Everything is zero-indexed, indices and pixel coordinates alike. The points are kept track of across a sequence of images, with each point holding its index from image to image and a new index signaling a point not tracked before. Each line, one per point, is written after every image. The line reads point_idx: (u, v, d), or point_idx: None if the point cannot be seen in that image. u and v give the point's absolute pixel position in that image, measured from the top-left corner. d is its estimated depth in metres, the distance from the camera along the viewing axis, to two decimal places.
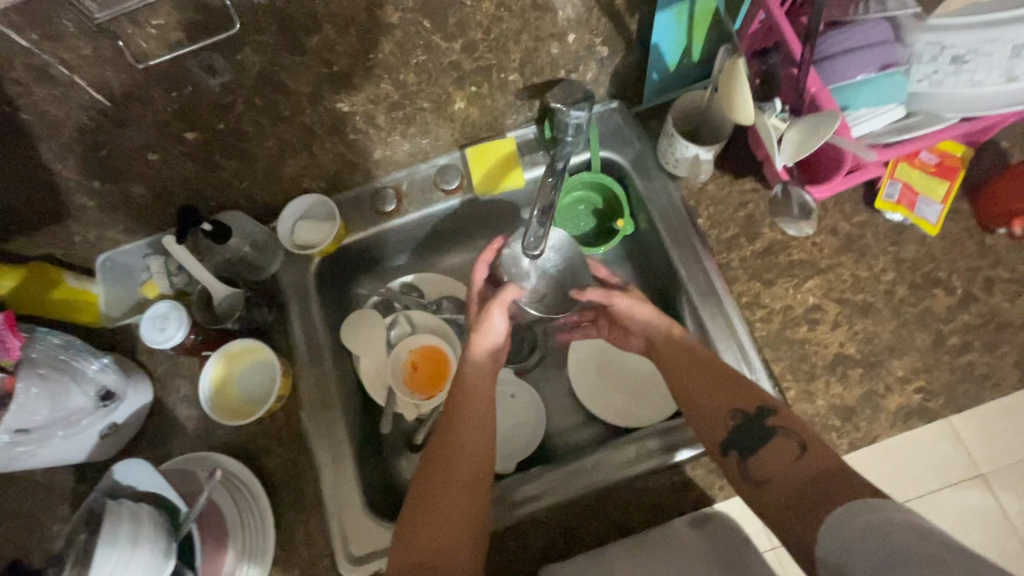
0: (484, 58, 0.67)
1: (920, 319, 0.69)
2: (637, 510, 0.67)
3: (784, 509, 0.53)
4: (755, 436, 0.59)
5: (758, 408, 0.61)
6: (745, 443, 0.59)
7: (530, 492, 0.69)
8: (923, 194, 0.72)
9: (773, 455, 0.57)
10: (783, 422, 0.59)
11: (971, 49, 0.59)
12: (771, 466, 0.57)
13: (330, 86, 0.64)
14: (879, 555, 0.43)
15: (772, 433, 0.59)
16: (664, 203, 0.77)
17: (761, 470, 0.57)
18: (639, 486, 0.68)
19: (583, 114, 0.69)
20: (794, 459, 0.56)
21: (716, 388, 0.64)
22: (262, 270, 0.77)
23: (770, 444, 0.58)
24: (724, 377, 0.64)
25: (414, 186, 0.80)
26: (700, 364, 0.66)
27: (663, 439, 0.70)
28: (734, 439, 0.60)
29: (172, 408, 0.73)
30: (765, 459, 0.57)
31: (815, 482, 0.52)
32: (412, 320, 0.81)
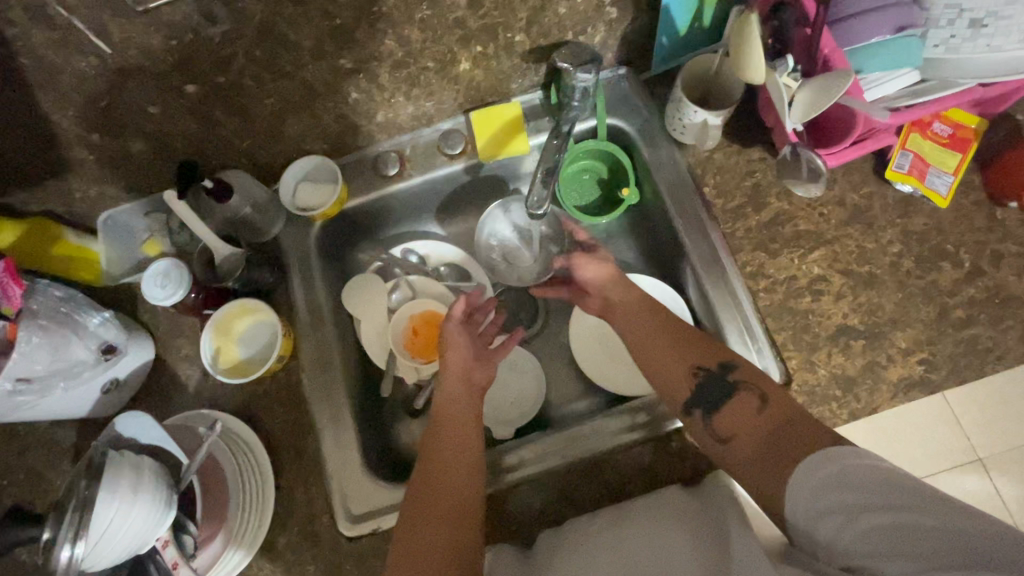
0: (489, 16, 0.66)
1: (925, 292, 0.68)
2: (632, 476, 0.67)
3: (755, 468, 0.53)
4: (720, 392, 0.59)
5: (722, 363, 0.61)
6: (709, 400, 0.60)
7: (525, 455, 0.70)
8: (935, 165, 0.71)
9: (736, 409, 0.58)
10: (746, 376, 0.59)
11: (989, 12, 0.59)
12: (735, 418, 0.57)
13: (333, 40, 0.63)
14: (847, 506, 0.46)
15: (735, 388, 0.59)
16: (669, 171, 0.76)
17: (725, 425, 0.57)
18: (636, 452, 0.68)
19: (590, 77, 0.69)
20: (756, 412, 0.56)
21: (688, 346, 0.64)
22: (263, 232, 0.77)
23: (728, 404, 0.58)
24: (688, 341, 0.64)
25: (417, 150, 0.79)
26: (669, 327, 0.66)
27: (659, 406, 0.70)
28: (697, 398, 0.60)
29: (173, 366, 0.73)
30: (728, 414, 0.58)
31: (779, 437, 0.53)
32: (413, 285, 0.81)
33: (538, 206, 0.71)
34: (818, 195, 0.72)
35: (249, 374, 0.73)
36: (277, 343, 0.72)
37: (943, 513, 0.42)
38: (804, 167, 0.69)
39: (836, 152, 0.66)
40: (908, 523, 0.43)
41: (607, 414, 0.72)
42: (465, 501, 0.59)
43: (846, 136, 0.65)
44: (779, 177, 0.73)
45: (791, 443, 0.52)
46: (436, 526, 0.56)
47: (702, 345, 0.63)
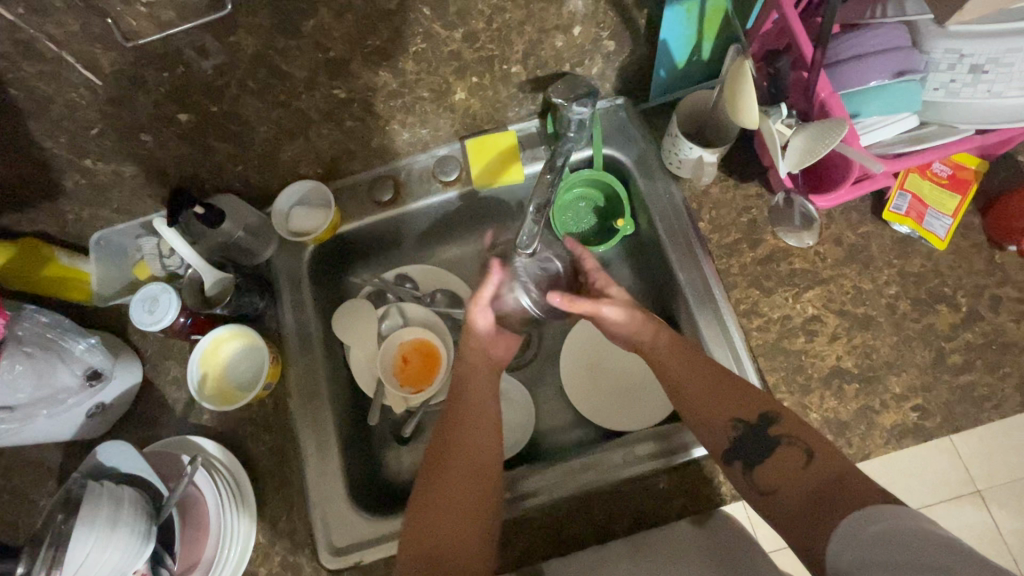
0: (485, 49, 0.66)
1: (922, 336, 0.67)
2: (645, 507, 0.67)
3: (798, 520, 0.53)
4: (762, 445, 0.59)
5: (760, 417, 0.60)
6: (751, 454, 0.59)
7: (540, 482, 0.69)
8: (933, 207, 0.70)
9: (779, 464, 0.57)
10: (787, 431, 0.58)
11: (990, 59, 0.57)
12: (777, 472, 0.57)
13: (326, 72, 0.62)
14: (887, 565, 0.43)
15: (776, 442, 0.58)
16: (665, 203, 0.75)
17: (767, 478, 0.57)
18: (650, 482, 0.68)
19: (586, 110, 0.69)
20: (800, 467, 0.56)
21: (725, 393, 0.62)
22: (254, 255, 0.76)
23: (772, 458, 0.58)
24: (730, 390, 0.62)
25: (412, 176, 0.79)
26: (703, 367, 0.64)
27: (674, 437, 0.69)
28: (737, 450, 0.60)
29: (161, 390, 0.73)
30: (773, 467, 0.57)
31: (826, 493, 0.52)
32: (404, 312, 0.81)
33: (529, 244, 0.71)
34: (811, 243, 0.71)
35: (236, 401, 0.72)
36: (264, 370, 0.71)
37: None
38: (797, 213, 0.71)
39: (829, 198, 0.66)
40: None
41: (623, 441, 0.71)
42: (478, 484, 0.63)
43: (846, 176, 0.63)
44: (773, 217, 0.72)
45: (838, 501, 0.51)
46: (453, 503, 0.62)
47: (743, 396, 0.61)
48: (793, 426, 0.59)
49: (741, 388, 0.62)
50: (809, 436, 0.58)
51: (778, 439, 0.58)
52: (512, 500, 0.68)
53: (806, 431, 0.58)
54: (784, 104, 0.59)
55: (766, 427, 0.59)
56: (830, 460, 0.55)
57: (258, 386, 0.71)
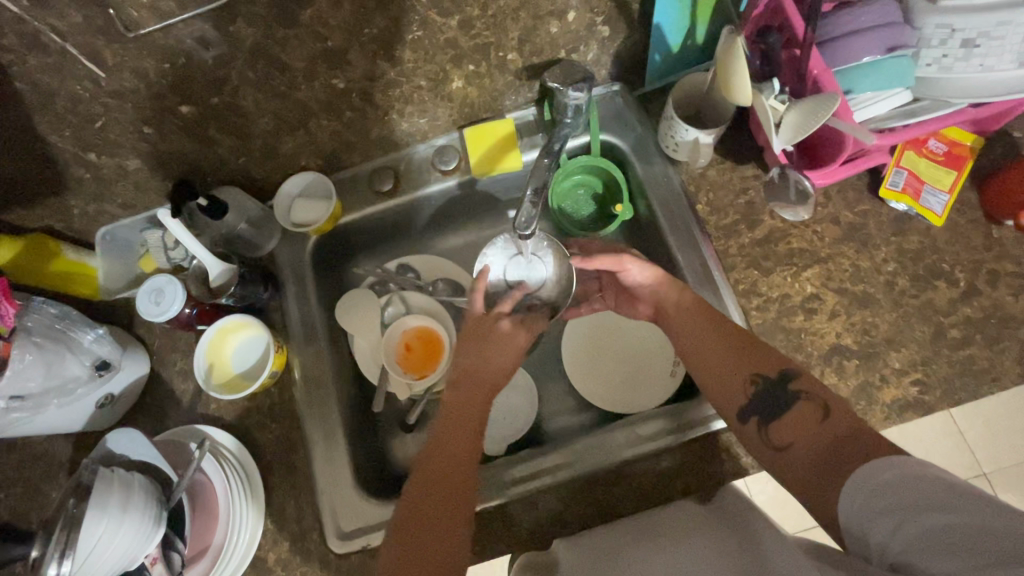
0: (480, 36, 0.67)
1: (921, 312, 0.68)
2: (651, 485, 0.67)
3: (814, 476, 0.52)
4: (779, 403, 0.58)
5: (781, 372, 0.60)
6: (767, 410, 0.59)
7: (552, 461, 0.70)
8: (930, 183, 0.70)
9: (797, 420, 0.56)
10: (806, 387, 0.58)
11: (982, 32, 0.57)
12: (795, 430, 0.56)
13: (324, 62, 0.63)
14: (897, 512, 0.44)
15: (795, 398, 0.58)
16: (663, 187, 0.76)
17: (783, 434, 0.57)
18: (657, 460, 0.68)
19: (581, 95, 0.69)
20: (817, 423, 0.55)
21: (747, 353, 0.62)
22: (258, 247, 0.77)
23: (790, 413, 0.57)
24: (751, 352, 0.62)
25: (411, 166, 0.79)
26: (725, 329, 0.64)
27: (686, 413, 0.70)
28: (753, 407, 0.59)
29: (168, 381, 0.74)
30: (790, 423, 0.57)
31: (841, 446, 0.51)
32: (406, 300, 0.81)
33: (527, 225, 0.69)
34: (807, 216, 0.72)
35: (243, 389, 0.73)
36: (269, 359, 0.72)
37: (988, 512, 0.41)
38: (793, 188, 0.70)
39: (825, 173, 0.66)
40: (962, 525, 0.41)
41: (633, 419, 0.72)
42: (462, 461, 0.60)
43: (836, 155, 0.64)
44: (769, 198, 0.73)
45: (851, 454, 0.50)
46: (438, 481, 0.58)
47: (765, 357, 0.62)
48: (811, 382, 0.59)
49: (754, 347, 0.63)
50: (829, 395, 0.57)
51: (799, 394, 0.58)
52: (525, 478, 0.69)
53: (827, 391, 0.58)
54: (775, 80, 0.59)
55: (788, 382, 0.59)
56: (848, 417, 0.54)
57: (264, 373, 0.72)
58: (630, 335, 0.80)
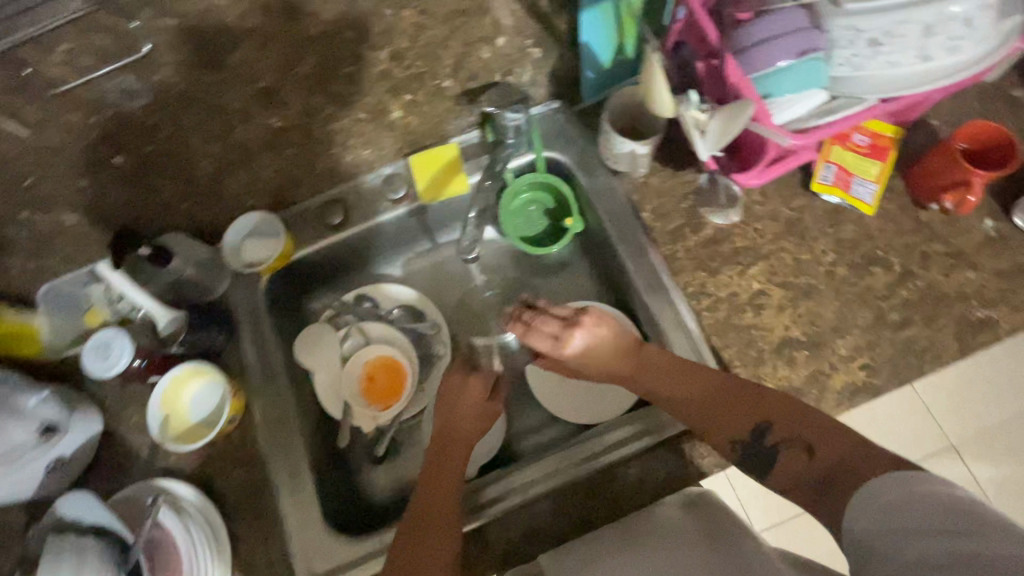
0: (413, 65, 0.71)
1: (861, 298, 0.70)
2: (628, 491, 0.68)
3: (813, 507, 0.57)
4: (763, 454, 0.61)
5: (756, 427, 0.61)
6: (760, 462, 0.62)
7: (529, 475, 0.70)
8: (858, 174, 0.73)
9: (788, 463, 0.60)
10: (785, 435, 0.60)
11: (885, 32, 0.60)
12: (787, 472, 0.60)
13: (261, 101, 0.69)
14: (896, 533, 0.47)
15: (776, 451, 0.61)
16: (608, 198, 0.78)
17: (780, 479, 0.60)
18: (635, 464, 0.69)
19: (519, 116, 0.71)
20: (806, 464, 0.58)
21: (721, 416, 0.63)
22: (209, 291, 0.75)
23: (780, 460, 0.60)
24: (726, 419, 0.62)
25: (360, 197, 0.78)
26: (692, 403, 0.64)
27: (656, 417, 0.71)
28: (745, 462, 0.63)
29: (123, 436, 0.71)
30: (781, 468, 0.60)
31: (832, 482, 0.55)
32: (366, 331, 0.81)
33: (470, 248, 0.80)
34: (738, 219, 0.74)
35: (201, 437, 0.71)
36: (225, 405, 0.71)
37: (994, 537, 0.43)
38: (722, 193, 0.75)
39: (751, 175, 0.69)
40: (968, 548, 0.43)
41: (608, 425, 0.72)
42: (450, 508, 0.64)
43: (760, 156, 0.67)
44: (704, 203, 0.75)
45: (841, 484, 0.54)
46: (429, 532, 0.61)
47: (738, 423, 0.62)
48: (791, 426, 0.60)
49: (734, 399, 0.63)
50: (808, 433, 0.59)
51: (779, 446, 0.60)
52: (501, 497, 0.69)
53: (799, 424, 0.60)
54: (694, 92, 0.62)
55: (765, 436, 0.61)
56: (829, 449, 0.57)
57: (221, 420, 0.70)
58: None
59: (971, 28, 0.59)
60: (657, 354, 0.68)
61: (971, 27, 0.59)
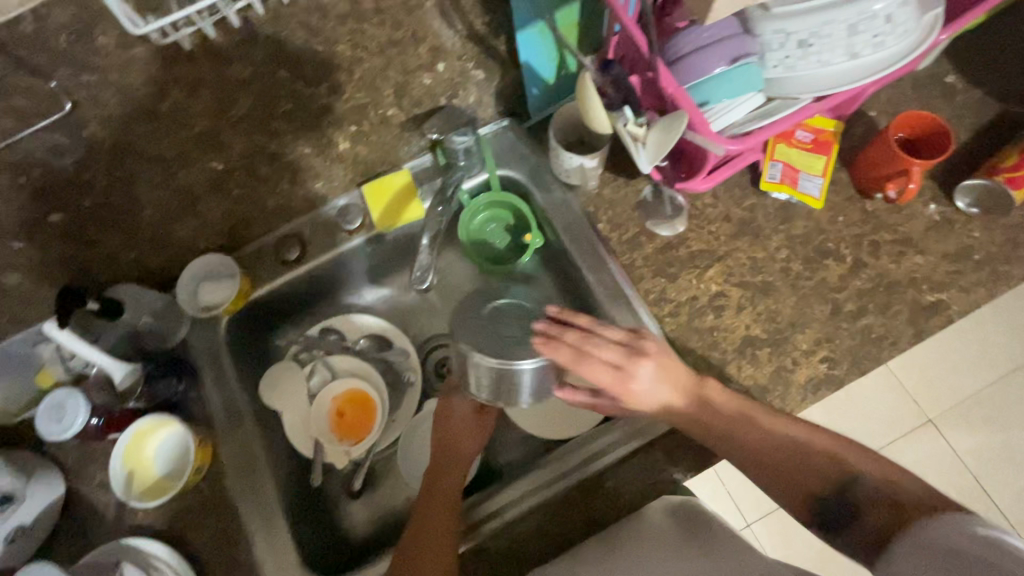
0: (355, 97, 0.68)
1: (817, 291, 0.72)
2: (617, 502, 0.68)
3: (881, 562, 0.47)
4: (846, 505, 0.50)
5: (835, 485, 0.51)
6: (835, 517, 0.50)
7: (518, 492, 0.70)
8: (804, 170, 0.75)
9: (880, 527, 0.47)
10: (873, 493, 0.49)
11: (812, 33, 0.61)
12: (875, 526, 0.47)
13: (197, 144, 0.65)
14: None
15: (863, 508, 0.49)
16: (564, 212, 0.78)
17: (859, 540, 0.48)
18: (625, 473, 0.69)
19: (467, 138, 0.74)
20: (892, 518, 0.46)
21: (803, 466, 0.54)
22: (167, 338, 0.74)
23: (865, 521, 0.48)
24: (784, 474, 0.54)
25: (316, 230, 0.78)
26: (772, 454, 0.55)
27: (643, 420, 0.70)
28: (827, 522, 0.51)
29: (88, 497, 0.69)
30: (859, 532, 0.48)
31: (908, 528, 0.45)
32: (331, 366, 0.81)
33: (423, 278, 0.75)
34: (681, 229, 0.75)
35: (168, 490, 0.69)
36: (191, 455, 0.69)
37: None
38: (667, 204, 0.76)
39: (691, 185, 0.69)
40: None
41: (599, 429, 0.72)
42: (446, 537, 0.62)
43: (704, 165, 0.67)
44: (654, 211, 0.76)
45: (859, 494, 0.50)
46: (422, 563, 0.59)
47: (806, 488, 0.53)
48: (875, 479, 0.50)
49: (807, 445, 0.55)
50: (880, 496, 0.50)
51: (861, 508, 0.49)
52: (479, 523, 0.69)
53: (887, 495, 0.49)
54: (630, 107, 0.62)
55: (847, 491, 0.51)
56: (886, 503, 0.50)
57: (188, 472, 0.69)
58: None
59: (892, 24, 0.61)
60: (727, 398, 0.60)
61: (892, 24, 0.61)
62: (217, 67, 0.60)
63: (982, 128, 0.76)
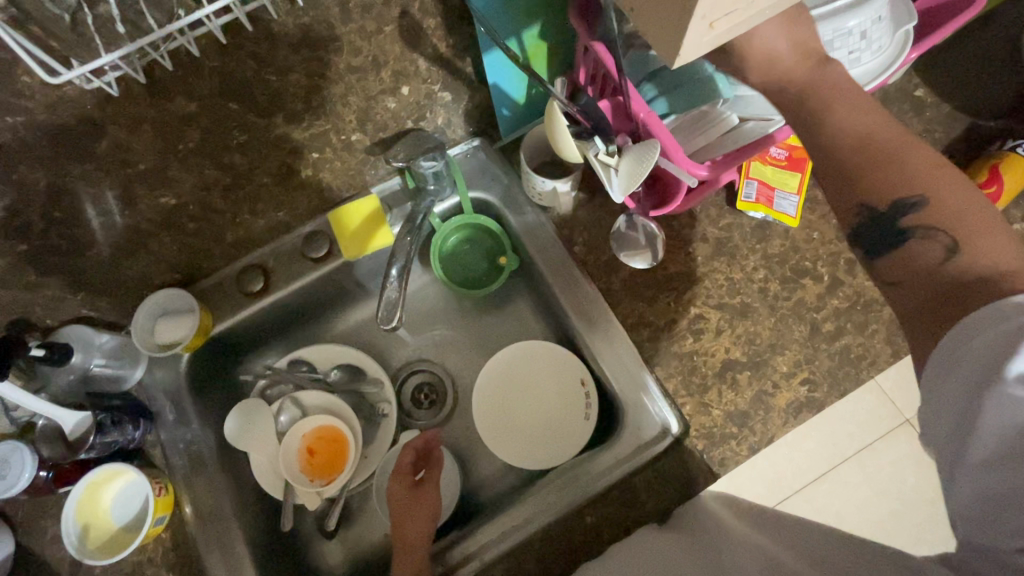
0: (313, 125, 0.69)
1: (795, 311, 0.71)
2: (621, 517, 0.67)
3: (924, 314, 0.43)
4: (891, 238, 0.47)
5: (900, 201, 0.46)
6: (879, 241, 0.48)
7: (515, 518, 0.68)
8: (779, 188, 0.74)
9: (913, 253, 0.46)
10: (934, 217, 0.45)
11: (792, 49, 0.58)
12: (907, 263, 0.46)
13: (142, 183, 0.66)
14: (952, 439, 0.39)
15: (909, 235, 0.46)
16: (538, 235, 0.76)
17: (891, 271, 0.48)
18: (628, 486, 0.67)
19: (436, 163, 0.68)
20: (931, 269, 0.44)
21: (886, 136, 0.48)
22: (124, 380, 0.70)
23: (905, 250, 0.46)
24: (885, 145, 0.48)
25: (279, 259, 0.73)
26: (845, 149, 0.49)
27: (643, 436, 0.68)
28: (865, 240, 0.49)
29: (40, 553, 0.65)
30: (905, 258, 0.46)
31: (882, 155, 0.48)
32: (300, 402, 0.76)
33: (390, 319, 0.68)
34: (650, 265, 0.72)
35: (107, 543, 0.65)
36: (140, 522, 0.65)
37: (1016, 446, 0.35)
38: (641, 233, 0.73)
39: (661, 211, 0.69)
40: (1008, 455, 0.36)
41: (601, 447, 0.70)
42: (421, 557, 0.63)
43: (678, 192, 0.67)
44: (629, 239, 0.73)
45: (961, 306, 0.41)
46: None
47: (905, 160, 0.47)
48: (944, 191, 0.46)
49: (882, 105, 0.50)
50: (924, 179, 0.46)
51: (911, 201, 0.46)
52: (462, 562, 0.67)
53: (960, 216, 0.44)
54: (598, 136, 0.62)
55: (902, 216, 0.46)
56: (974, 226, 0.44)
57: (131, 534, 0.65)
58: (534, 383, 0.77)
59: (867, 40, 0.59)
60: (812, 65, 0.51)
61: (868, 39, 0.60)
62: (155, 102, 0.64)
63: (952, 143, 0.76)
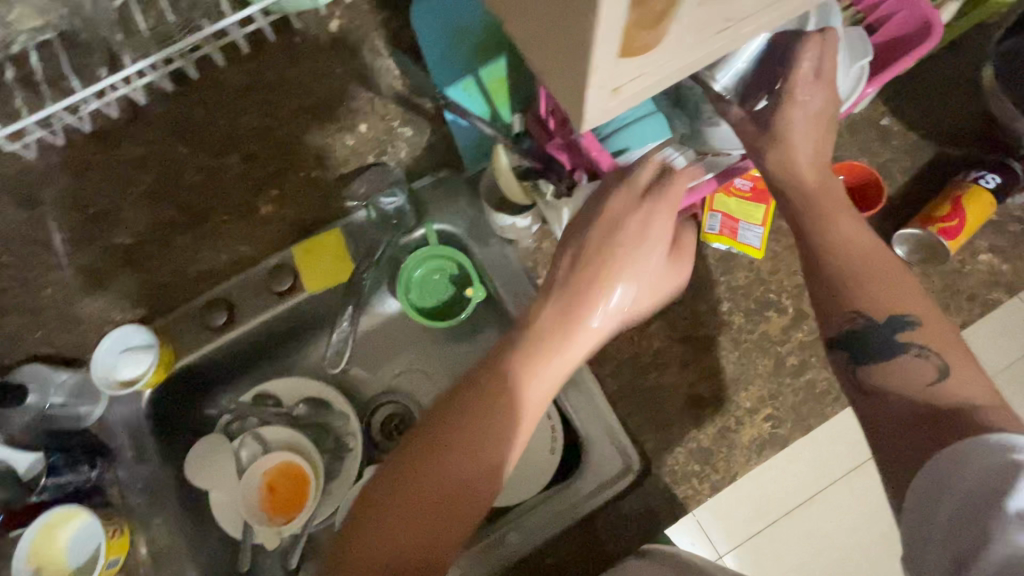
0: (268, 162, 0.74)
1: (760, 345, 0.70)
2: (578, 558, 0.66)
3: (903, 431, 0.47)
4: (883, 348, 0.52)
5: (890, 317, 0.52)
6: (868, 349, 0.52)
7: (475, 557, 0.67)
8: (744, 220, 0.73)
9: (900, 367, 0.51)
10: (919, 338, 0.51)
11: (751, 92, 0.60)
12: (893, 375, 0.51)
13: (102, 223, 0.72)
14: (952, 549, 0.39)
15: (899, 348, 0.51)
16: (504, 267, 0.74)
17: (873, 378, 0.53)
18: (588, 527, 0.66)
19: (397, 199, 0.72)
20: (919, 382, 0.49)
21: (880, 257, 0.54)
22: (82, 418, 0.69)
23: (895, 362, 0.51)
24: (878, 263, 0.54)
25: (243, 292, 0.72)
26: (848, 259, 0.54)
27: (603, 473, 0.67)
28: (853, 347, 0.53)
29: None
30: (889, 370, 0.52)
31: (879, 272, 0.53)
32: (262, 438, 0.74)
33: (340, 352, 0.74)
34: None
35: None
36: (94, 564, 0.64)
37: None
38: None
39: None
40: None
41: (570, 480, 0.69)
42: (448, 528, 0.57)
43: None
44: None
45: (941, 431, 0.45)
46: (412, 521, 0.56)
47: (897, 282, 0.53)
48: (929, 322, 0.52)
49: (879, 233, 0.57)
50: (909, 301, 0.53)
51: (900, 321, 0.52)
52: None
53: (938, 340, 0.51)
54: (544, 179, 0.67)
55: (894, 329, 0.52)
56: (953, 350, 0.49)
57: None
58: None
59: None
60: (823, 173, 0.58)
61: None
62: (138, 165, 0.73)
63: (918, 173, 0.76)
